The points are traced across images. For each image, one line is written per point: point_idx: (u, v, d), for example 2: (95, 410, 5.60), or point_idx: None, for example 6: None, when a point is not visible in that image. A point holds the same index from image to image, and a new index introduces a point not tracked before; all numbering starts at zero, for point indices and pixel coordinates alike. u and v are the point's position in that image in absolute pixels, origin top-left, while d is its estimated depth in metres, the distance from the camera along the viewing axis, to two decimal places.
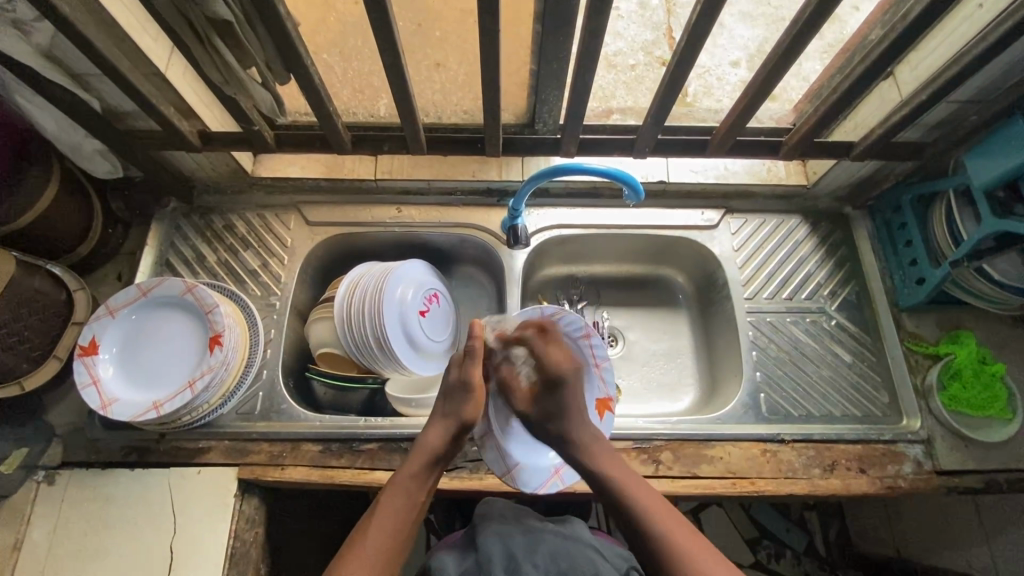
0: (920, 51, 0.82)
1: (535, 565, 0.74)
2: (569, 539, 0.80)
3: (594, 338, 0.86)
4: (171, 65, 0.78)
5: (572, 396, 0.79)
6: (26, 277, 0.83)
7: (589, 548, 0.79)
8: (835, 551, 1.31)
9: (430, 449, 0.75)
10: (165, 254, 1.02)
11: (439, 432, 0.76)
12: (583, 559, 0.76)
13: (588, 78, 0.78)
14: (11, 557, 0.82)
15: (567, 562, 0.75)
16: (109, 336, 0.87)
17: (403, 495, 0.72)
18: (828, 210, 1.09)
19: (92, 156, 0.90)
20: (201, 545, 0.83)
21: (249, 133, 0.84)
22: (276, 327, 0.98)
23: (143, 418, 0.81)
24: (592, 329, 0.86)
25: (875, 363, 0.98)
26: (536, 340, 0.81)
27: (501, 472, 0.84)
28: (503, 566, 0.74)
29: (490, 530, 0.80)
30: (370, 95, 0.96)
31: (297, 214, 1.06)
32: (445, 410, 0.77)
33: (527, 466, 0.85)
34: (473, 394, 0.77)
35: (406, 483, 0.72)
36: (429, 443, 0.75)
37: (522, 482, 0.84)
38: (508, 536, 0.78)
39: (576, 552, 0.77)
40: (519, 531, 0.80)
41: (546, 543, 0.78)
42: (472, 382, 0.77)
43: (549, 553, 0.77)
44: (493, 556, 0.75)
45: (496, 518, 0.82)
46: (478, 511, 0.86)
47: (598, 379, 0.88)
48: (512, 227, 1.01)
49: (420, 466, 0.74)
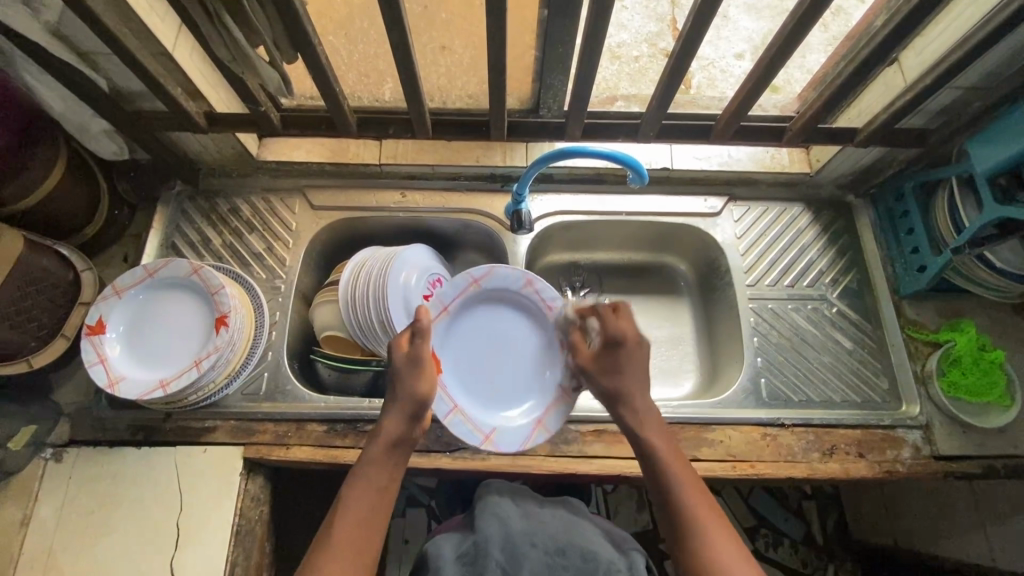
0: (926, 36, 0.82)
1: (534, 547, 0.70)
2: (567, 521, 0.76)
3: (536, 284, 0.92)
4: (179, 45, 0.78)
5: (631, 359, 0.78)
6: (34, 256, 0.83)
7: (589, 530, 0.75)
8: (832, 539, 1.32)
9: (387, 433, 0.71)
10: (170, 236, 1.03)
11: (394, 415, 0.72)
12: (583, 540, 0.72)
13: (593, 61, 0.78)
14: (20, 532, 0.83)
15: (568, 543, 0.71)
16: (115, 316, 0.88)
17: (363, 482, 0.68)
18: (829, 198, 1.09)
19: (99, 136, 0.91)
20: (208, 521, 0.84)
21: (256, 115, 0.85)
22: (281, 310, 0.99)
23: (150, 396, 0.82)
24: (530, 276, 0.92)
25: (875, 350, 0.99)
26: (604, 311, 0.80)
27: (478, 442, 0.85)
28: (501, 548, 0.70)
29: (486, 512, 0.76)
30: (375, 78, 0.96)
31: (302, 197, 1.06)
32: (396, 393, 0.73)
33: (504, 427, 0.87)
34: (421, 371, 0.74)
35: (365, 470, 0.69)
36: (385, 428, 0.72)
37: (502, 445, 0.85)
38: (506, 515, 0.75)
39: (576, 534, 0.73)
40: (516, 512, 0.76)
41: (544, 524, 0.75)
42: (422, 358, 0.74)
43: (548, 536, 0.72)
44: (490, 542, 0.70)
45: (494, 499, 0.79)
46: (478, 492, 0.82)
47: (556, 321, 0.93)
48: (515, 212, 1.02)
49: (379, 454, 0.70)
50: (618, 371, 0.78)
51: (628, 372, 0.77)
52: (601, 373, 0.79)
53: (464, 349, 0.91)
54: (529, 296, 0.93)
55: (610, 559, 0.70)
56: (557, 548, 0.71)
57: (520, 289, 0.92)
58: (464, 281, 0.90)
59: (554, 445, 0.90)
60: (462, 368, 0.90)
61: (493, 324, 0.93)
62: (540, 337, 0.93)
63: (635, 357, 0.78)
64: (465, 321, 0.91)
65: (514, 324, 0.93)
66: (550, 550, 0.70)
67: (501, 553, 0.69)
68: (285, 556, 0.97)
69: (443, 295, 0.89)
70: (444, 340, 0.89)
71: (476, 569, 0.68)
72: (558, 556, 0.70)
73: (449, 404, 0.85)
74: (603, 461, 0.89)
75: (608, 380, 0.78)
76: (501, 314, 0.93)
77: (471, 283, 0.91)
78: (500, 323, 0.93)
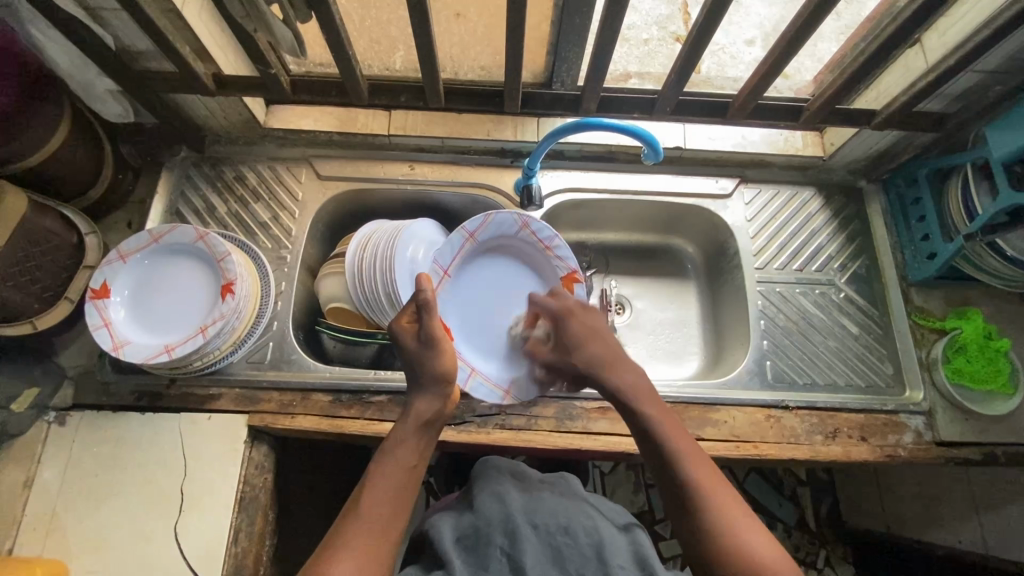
0: (950, 16, 0.80)
1: (534, 528, 0.69)
2: (566, 497, 0.75)
3: (532, 225, 0.92)
4: (188, 2, 0.76)
5: (581, 326, 0.81)
6: (37, 217, 0.82)
7: (589, 508, 0.74)
8: (824, 525, 1.34)
9: (420, 413, 0.71)
10: (175, 203, 1.01)
11: (427, 398, 0.72)
12: (584, 516, 0.72)
13: (612, 36, 0.77)
14: (22, 494, 0.83)
15: (569, 520, 0.71)
16: (120, 280, 0.87)
17: (395, 460, 0.68)
18: (841, 183, 1.09)
19: (103, 96, 0.89)
20: (212, 487, 0.84)
21: (266, 77, 0.84)
22: (286, 280, 0.98)
23: (155, 361, 0.82)
24: (525, 218, 0.91)
25: (880, 335, 0.99)
26: (537, 299, 0.89)
27: (498, 398, 0.89)
28: (501, 531, 0.69)
29: (486, 491, 0.75)
30: (386, 46, 0.94)
31: (309, 167, 1.05)
32: (422, 373, 0.73)
33: (519, 378, 0.91)
34: (444, 350, 0.74)
35: (398, 449, 0.69)
36: (418, 409, 0.72)
37: (521, 394, 0.90)
38: (506, 497, 0.73)
39: (577, 511, 0.72)
40: (516, 491, 0.75)
41: (545, 502, 0.74)
42: (437, 335, 0.73)
43: (550, 514, 0.71)
44: (491, 525, 0.69)
45: (493, 477, 0.77)
46: (473, 469, 0.81)
47: (556, 259, 0.95)
48: (525, 186, 1.01)
49: (410, 432, 0.70)
50: (586, 339, 0.79)
51: (589, 341, 0.78)
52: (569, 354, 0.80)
53: (466, 308, 0.93)
54: (527, 239, 0.94)
55: (611, 540, 0.69)
56: (558, 528, 0.69)
57: (517, 232, 0.93)
58: (460, 239, 0.89)
59: (559, 421, 0.91)
60: (469, 322, 0.92)
61: (495, 274, 0.95)
62: (542, 277, 0.97)
63: (585, 326, 0.80)
64: (462, 276, 0.93)
65: (513, 267, 0.96)
66: (552, 529, 0.70)
67: (502, 539, 0.68)
68: (288, 526, 0.97)
69: (439, 258, 0.89)
70: (448, 300, 0.91)
71: (478, 553, 0.68)
72: (559, 533, 0.69)
73: (466, 369, 0.87)
74: (607, 437, 0.90)
75: (579, 357, 0.78)
76: (497, 258, 0.95)
77: (466, 240, 0.90)
78: (500, 267, 0.95)
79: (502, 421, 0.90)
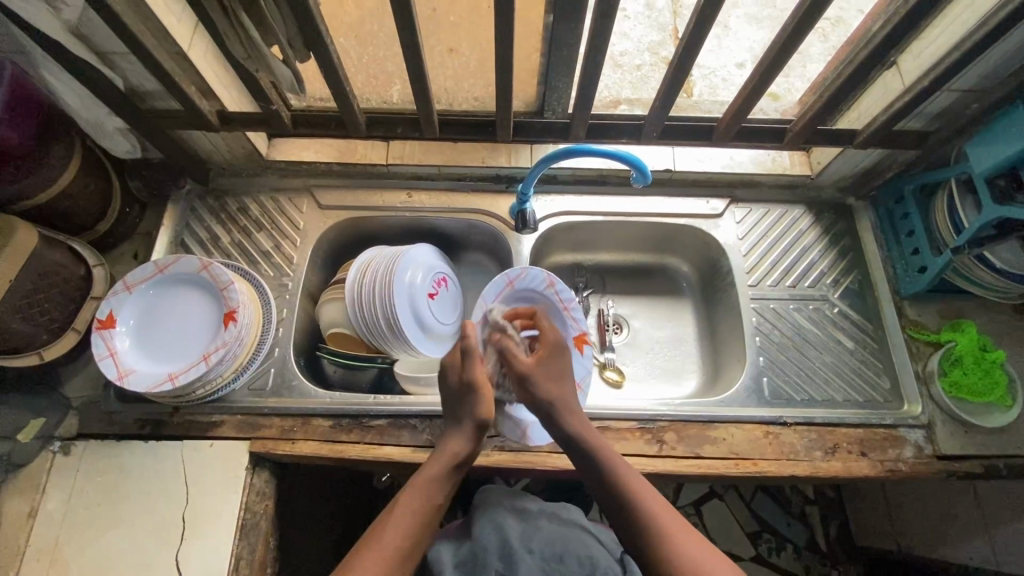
0: (923, 39, 0.83)
1: (530, 553, 0.71)
2: (565, 524, 0.77)
3: (556, 285, 0.98)
4: (193, 45, 0.80)
5: (556, 367, 0.82)
6: (47, 251, 0.85)
7: (588, 537, 0.75)
8: (834, 545, 1.32)
9: (452, 453, 0.74)
10: (180, 235, 1.04)
11: (460, 438, 0.75)
12: (580, 545, 0.74)
13: (597, 67, 0.80)
14: (26, 525, 0.84)
15: (564, 548, 0.73)
16: (126, 310, 0.90)
17: (421, 495, 0.70)
18: (831, 201, 1.11)
19: (113, 134, 0.93)
20: (213, 515, 0.85)
21: (267, 113, 0.88)
22: (288, 307, 1.00)
23: (158, 389, 0.83)
24: (553, 278, 0.98)
25: (876, 350, 1.00)
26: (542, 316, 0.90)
27: (519, 437, 0.90)
28: (498, 557, 0.70)
29: (484, 520, 0.76)
30: (383, 80, 0.99)
31: (309, 197, 1.08)
32: (463, 414, 0.76)
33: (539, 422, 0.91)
34: (483, 396, 0.76)
35: (425, 486, 0.70)
36: (452, 448, 0.74)
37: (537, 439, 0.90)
38: (504, 524, 0.75)
39: (574, 538, 0.74)
40: (514, 519, 0.76)
41: (543, 530, 0.75)
42: (478, 382, 0.75)
43: (545, 541, 0.73)
44: (487, 552, 0.71)
45: (493, 504, 0.78)
46: (477, 496, 0.82)
47: (570, 319, 0.99)
48: (520, 212, 1.04)
49: (440, 471, 0.72)
50: (556, 376, 0.81)
51: (565, 380, 0.82)
52: (540, 377, 0.80)
53: None
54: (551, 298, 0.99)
55: (605, 565, 0.71)
56: (553, 555, 0.72)
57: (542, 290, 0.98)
58: (501, 282, 0.96)
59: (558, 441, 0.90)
60: None
61: None
62: None
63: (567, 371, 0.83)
64: None
65: None
66: (547, 556, 0.71)
67: (498, 564, 0.70)
68: (288, 553, 0.97)
69: (484, 296, 0.95)
70: None
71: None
72: (555, 559, 0.71)
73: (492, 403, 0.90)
74: None
75: (546, 387, 0.79)
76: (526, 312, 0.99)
77: (506, 285, 0.96)
78: None
79: (503, 443, 0.90)
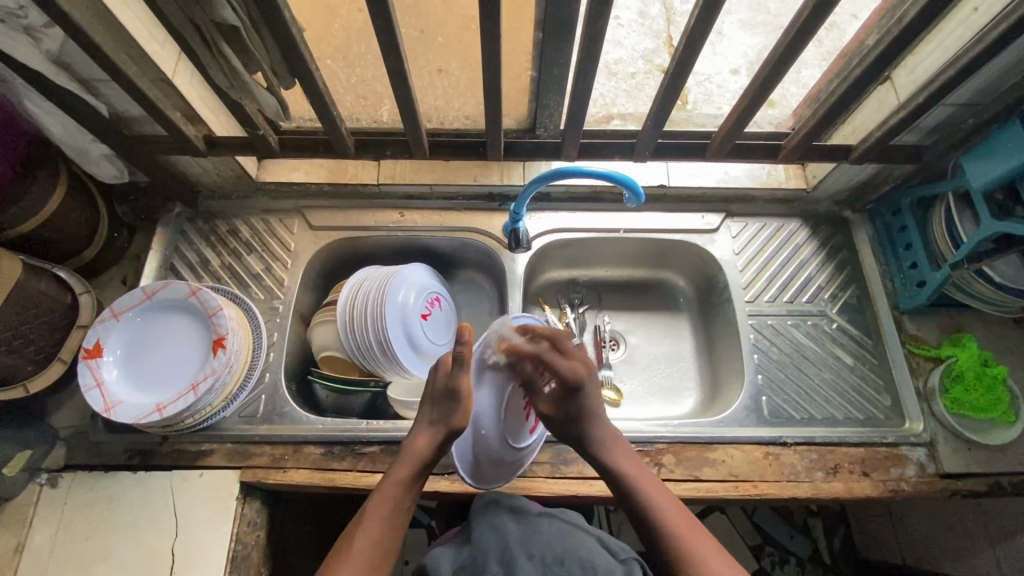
0: (917, 55, 0.82)
1: (530, 557, 0.68)
2: (566, 527, 0.73)
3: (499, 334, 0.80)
4: (177, 71, 0.79)
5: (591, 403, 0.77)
6: (32, 281, 0.83)
7: (589, 537, 0.73)
8: (838, 557, 1.30)
9: (418, 453, 0.72)
10: (169, 258, 1.03)
11: (426, 436, 0.73)
12: (582, 547, 0.70)
13: (588, 86, 0.79)
14: (12, 560, 0.82)
15: (566, 550, 0.69)
16: (114, 339, 0.88)
17: (387, 500, 0.69)
18: (827, 214, 1.10)
19: (98, 160, 0.91)
20: (203, 547, 0.83)
21: (253, 137, 0.86)
22: (278, 330, 0.99)
23: (146, 420, 0.82)
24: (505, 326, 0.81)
25: (876, 366, 0.99)
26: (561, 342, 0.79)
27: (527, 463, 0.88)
28: (497, 560, 0.68)
29: (484, 524, 0.74)
30: (373, 100, 0.98)
31: (300, 218, 1.06)
32: (435, 414, 0.73)
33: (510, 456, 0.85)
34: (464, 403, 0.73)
35: (390, 492, 0.69)
36: (417, 445, 0.72)
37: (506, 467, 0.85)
38: (504, 529, 0.72)
39: (575, 542, 0.71)
40: (515, 522, 0.74)
41: (543, 532, 0.72)
42: (461, 390, 0.72)
43: (545, 544, 0.70)
44: (487, 555, 0.68)
45: (493, 510, 0.76)
46: (474, 504, 0.79)
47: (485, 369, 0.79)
48: (512, 230, 1.02)
49: (405, 470, 0.71)
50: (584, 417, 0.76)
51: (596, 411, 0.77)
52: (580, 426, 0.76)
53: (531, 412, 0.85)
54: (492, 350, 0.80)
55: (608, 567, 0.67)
56: (554, 557, 0.68)
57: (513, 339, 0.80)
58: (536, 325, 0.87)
59: (554, 466, 0.90)
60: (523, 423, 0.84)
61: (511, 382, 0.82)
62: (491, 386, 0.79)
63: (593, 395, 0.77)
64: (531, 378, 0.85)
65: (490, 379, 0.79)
66: (548, 560, 0.68)
67: (498, 567, 0.67)
68: None
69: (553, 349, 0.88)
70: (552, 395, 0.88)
71: None
72: (555, 561, 0.68)
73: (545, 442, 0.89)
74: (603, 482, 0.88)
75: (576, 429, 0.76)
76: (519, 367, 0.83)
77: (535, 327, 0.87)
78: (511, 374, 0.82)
79: None
